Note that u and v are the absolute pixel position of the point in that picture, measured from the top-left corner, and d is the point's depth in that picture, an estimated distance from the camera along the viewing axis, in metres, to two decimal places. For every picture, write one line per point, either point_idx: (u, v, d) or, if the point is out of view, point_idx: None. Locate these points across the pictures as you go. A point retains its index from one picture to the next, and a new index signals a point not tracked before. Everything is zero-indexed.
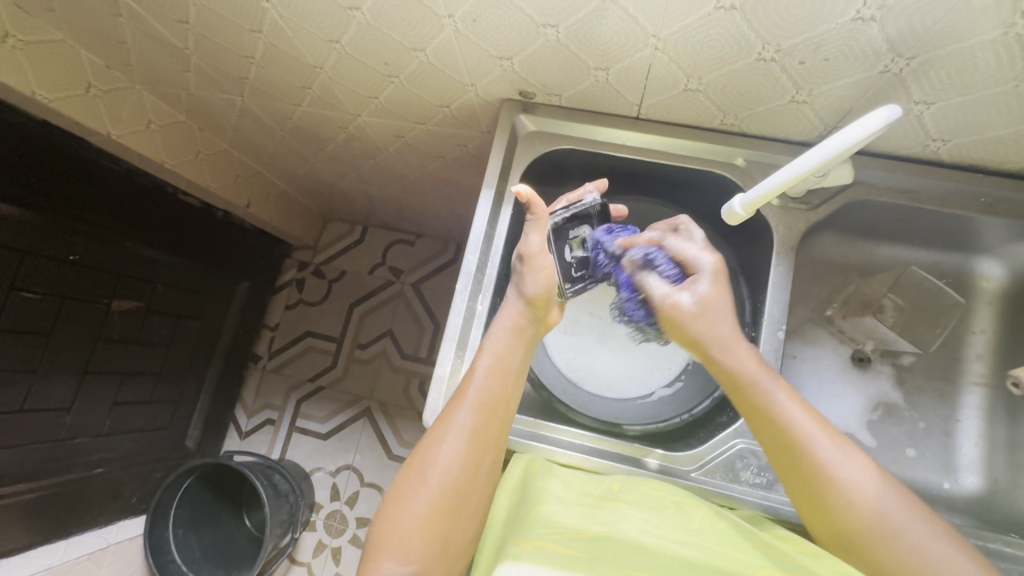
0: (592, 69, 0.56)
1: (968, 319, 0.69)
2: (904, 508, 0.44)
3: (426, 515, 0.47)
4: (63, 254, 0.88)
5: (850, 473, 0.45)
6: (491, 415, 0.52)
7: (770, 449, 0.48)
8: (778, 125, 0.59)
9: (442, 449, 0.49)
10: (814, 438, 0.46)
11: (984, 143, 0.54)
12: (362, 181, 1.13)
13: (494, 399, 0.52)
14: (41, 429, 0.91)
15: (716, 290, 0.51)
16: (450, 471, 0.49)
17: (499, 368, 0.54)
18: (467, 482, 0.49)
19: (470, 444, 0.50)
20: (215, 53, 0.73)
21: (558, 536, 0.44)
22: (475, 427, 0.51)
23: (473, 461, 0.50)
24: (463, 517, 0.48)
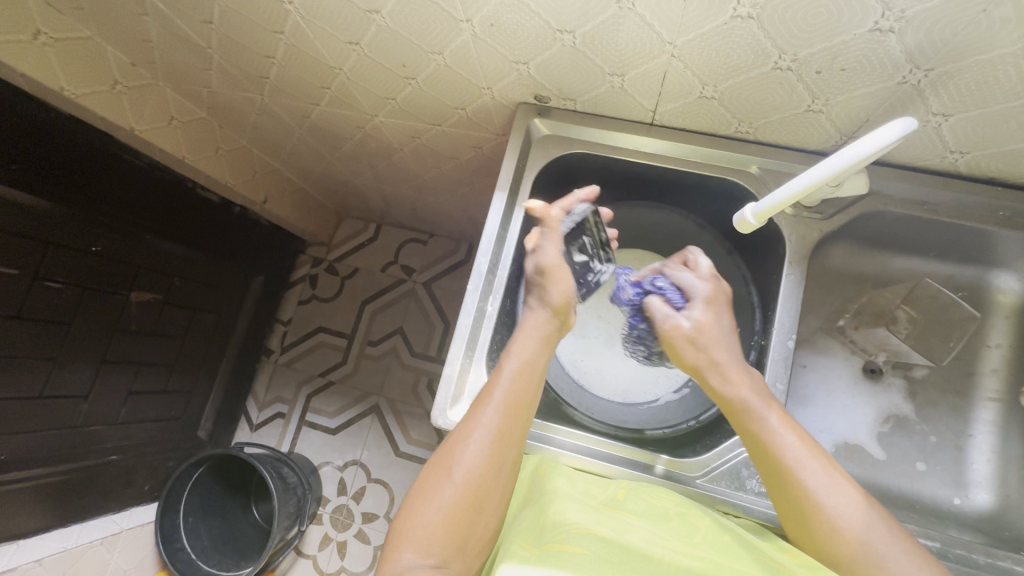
0: (607, 75, 0.57)
1: (984, 333, 0.68)
2: (883, 536, 0.45)
3: (449, 508, 0.47)
4: (86, 245, 0.90)
5: (835, 502, 0.46)
6: (516, 417, 0.52)
7: (768, 474, 0.50)
8: (792, 134, 0.59)
9: (466, 447, 0.50)
10: (808, 465, 0.48)
11: (1003, 155, 0.54)
12: (376, 180, 1.14)
13: (520, 401, 0.52)
14: (59, 415, 0.93)
15: (708, 316, 0.54)
16: (474, 468, 0.49)
17: (526, 372, 0.53)
18: (489, 479, 0.49)
19: (494, 443, 0.50)
20: (238, 53, 0.75)
21: (566, 535, 0.44)
22: (499, 428, 0.51)
23: (496, 461, 0.50)
24: (485, 513, 0.49)
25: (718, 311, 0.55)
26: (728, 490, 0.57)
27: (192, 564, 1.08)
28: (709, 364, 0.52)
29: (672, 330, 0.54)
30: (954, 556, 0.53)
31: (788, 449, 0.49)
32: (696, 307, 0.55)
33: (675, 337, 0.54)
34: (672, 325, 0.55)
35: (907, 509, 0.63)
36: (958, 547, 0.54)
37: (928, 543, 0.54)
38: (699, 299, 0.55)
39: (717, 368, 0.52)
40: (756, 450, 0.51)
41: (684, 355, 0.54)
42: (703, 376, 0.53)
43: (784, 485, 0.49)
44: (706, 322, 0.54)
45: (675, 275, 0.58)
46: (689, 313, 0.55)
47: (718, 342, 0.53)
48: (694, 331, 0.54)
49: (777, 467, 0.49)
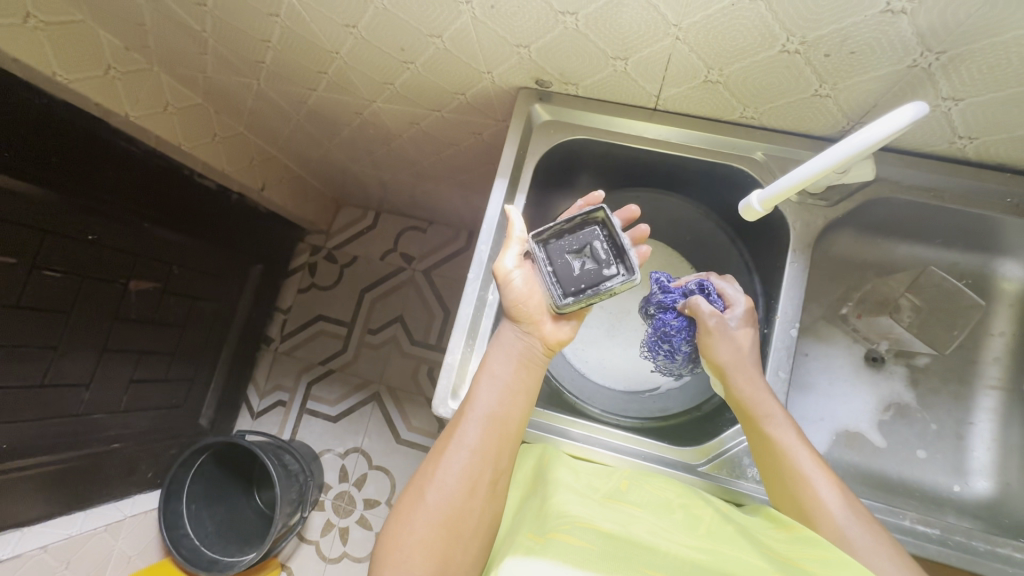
0: (610, 58, 0.55)
1: (987, 321, 0.68)
2: (863, 534, 0.46)
3: (427, 528, 0.47)
4: (83, 233, 0.90)
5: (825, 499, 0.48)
6: (495, 436, 0.52)
7: (780, 484, 0.51)
8: (798, 120, 0.58)
9: (442, 467, 0.51)
10: (815, 473, 0.50)
11: (1013, 141, 0.53)
12: (375, 166, 1.13)
13: (498, 421, 0.53)
14: (60, 403, 0.93)
15: (744, 324, 0.56)
16: (452, 487, 0.49)
17: (505, 392, 0.54)
18: (465, 498, 0.49)
19: (471, 462, 0.51)
20: (234, 37, 0.73)
21: (569, 526, 0.43)
22: (476, 447, 0.51)
23: (471, 480, 0.50)
24: (464, 535, 0.48)
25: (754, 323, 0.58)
26: (728, 478, 0.57)
27: (197, 551, 1.09)
28: (738, 363, 0.55)
29: (715, 326, 0.55)
30: (953, 543, 0.53)
31: (799, 458, 0.51)
32: (737, 312, 0.57)
33: (715, 332, 0.55)
34: (716, 322, 0.55)
35: (907, 496, 0.63)
36: (958, 534, 0.54)
37: (928, 530, 0.54)
38: (743, 306, 0.57)
39: (748, 366, 0.55)
40: (757, 448, 0.53)
41: (719, 350, 0.55)
42: (731, 371, 0.55)
43: (784, 482, 0.51)
44: (746, 329, 0.56)
45: (718, 284, 0.60)
46: (731, 315, 0.57)
47: (752, 347, 0.56)
48: (733, 331, 0.56)
49: (775, 463, 0.52)
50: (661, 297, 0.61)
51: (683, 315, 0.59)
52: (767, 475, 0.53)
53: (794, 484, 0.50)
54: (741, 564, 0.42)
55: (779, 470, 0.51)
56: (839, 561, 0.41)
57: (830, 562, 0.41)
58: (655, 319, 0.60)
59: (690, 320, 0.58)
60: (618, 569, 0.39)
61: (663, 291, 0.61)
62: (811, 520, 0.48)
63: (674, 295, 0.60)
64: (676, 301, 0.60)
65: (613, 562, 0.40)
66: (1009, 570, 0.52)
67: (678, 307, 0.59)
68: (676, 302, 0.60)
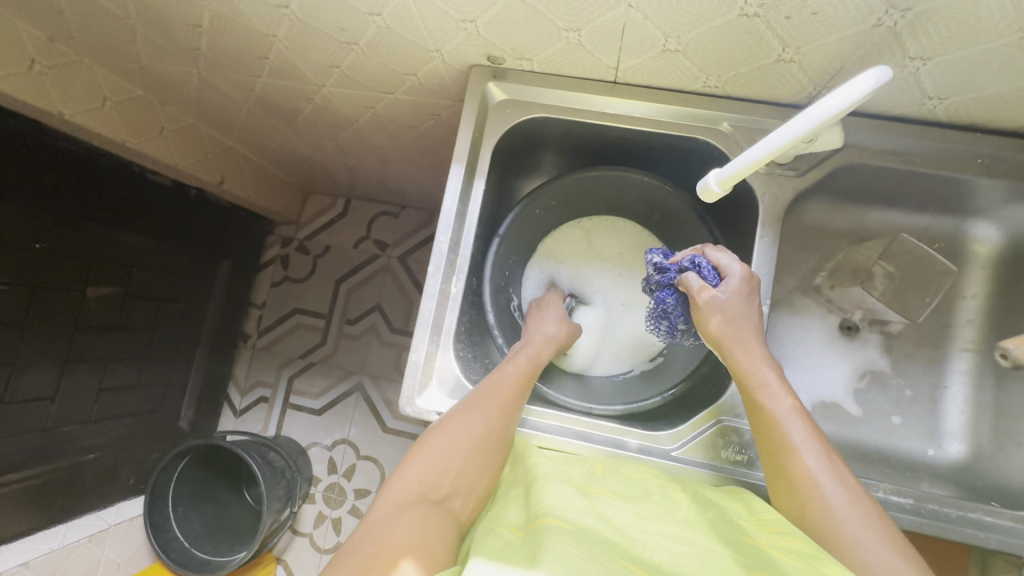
0: (562, 30, 0.52)
1: (960, 283, 0.67)
2: (850, 508, 0.45)
3: (453, 458, 0.51)
4: (29, 241, 0.85)
5: (814, 470, 0.46)
6: (509, 417, 0.55)
7: (776, 468, 0.49)
8: (763, 87, 0.55)
9: (473, 410, 0.54)
10: (812, 452, 0.47)
11: (984, 99, 0.50)
12: (338, 153, 1.08)
13: (515, 404, 0.56)
14: (24, 419, 0.90)
15: (741, 290, 0.52)
16: (463, 448, 0.52)
17: (523, 382, 0.57)
18: (493, 439, 0.53)
19: (500, 414, 0.54)
20: (162, 23, 0.68)
21: (559, 509, 0.43)
22: (505, 403, 0.55)
23: (497, 428, 0.54)
24: (484, 469, 0.52)
25: (753, 290, 0.53)
26: (705, 460, 0.56)
27: (186, 552, 1.09)
28: (735, 334, 0.51)
29: (706, 301, 0.52)
30: (927, 511, 0.53)
31: (794, 433, 0.48)
32: (732, 282, 0.53)
33: (706, 307, 0.52)
34: (707, 297, 0.52)
35: (883, 464, 0.63)
36: (931, 502, 0.54)
37: (901, 500, 0.54)
38: (739, 276, 0.53)
39: (745, 336, 0.51)
40: (752, 416, 0.51)
41: (711, 323, 0.52)
42: (728, 344, 0.51)
43: (775, 451, 0.49)
44: (742, 299, 0.52)
45: (716, 256, 0.55)
46: (724, 286, 0.52)
47: (748, 319, 0.52)
48: (730, 307, 0.52)
49: (768, 433, 0.49)
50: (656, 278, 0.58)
51: (680, 292, 0.56)
52: (761, 444, 0.50)
53: (782, 455, 0.48)
54: (714, 560, 0.41)
55: (771, 441, 0.49)
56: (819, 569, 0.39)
57: (810, 568, 0.39)
58: (654, 297, 0.59)
59: (685, 297, 0.56)
60: (595, 556, 0.38)
61: (658, 270, 0.58)
62: (797, 491, 0.47)
63: (671, 273, 0.57)
64: (672, 278, 0.57)
65: (592, 549, 0.38)
66: (982, 535, 0.52)
67: (674, 284, 0.56)
68: (672, 279, 0.57)
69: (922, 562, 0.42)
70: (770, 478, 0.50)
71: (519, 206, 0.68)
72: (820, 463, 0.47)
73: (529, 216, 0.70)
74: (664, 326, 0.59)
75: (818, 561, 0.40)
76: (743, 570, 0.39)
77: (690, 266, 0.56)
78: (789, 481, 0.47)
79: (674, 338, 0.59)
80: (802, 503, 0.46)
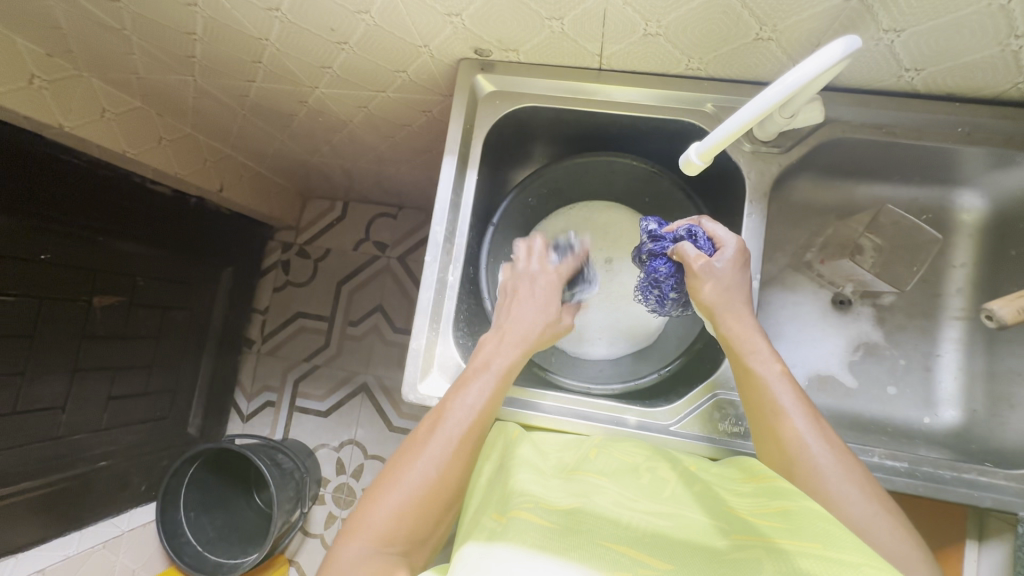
0: (545, 19, 0.53)
1: (948, 253, 0.68)
2: (835, 465, 0.46)
3: (407, 504, 0.47)
4: (34, 254, 0.87)
5: (801, 432, 0.48)
6: (467, 452, 0.50)
7: (763, 430, 0.50)
8: (743, 67, 0.57)
9: (429, 448, 0.49)
10: (797, 413, 0.48)
11: (959, 68, 0.52)
12: (334, 156, 1.09)
13: (474, 437, 0.51)
14: (36, 428, 0.91)
15: (736, 262, 0.54)
16: (413, 496, 0.47)
17: (483, 408, 0.52)
18: (453, 478, 0.49)
19: (458, 449, 0.50)
20: (157, 32, 0.69)
21: (533, 505, 0.44)
22: (463, 435, 0.50)
23: (456, 465, 0.49)
24: (443, 511, 0.49)
25: (746, 264, 0.54)
26: (702, 434, 0.58)
27: (200, 556, 1.10)
28: (727, 302, 0.53)
29: (701, 268, 0.53)
30: (921, 473, 0.54)
31: (780, 395, 0.50)
32: (728, 253, 0.54)
33: (700, 274, 0.53)
34: (702, 264, 0.53)
35: (881, 432, 0.64)
36: (926, 464, 0.55)
37: (896, 464, 0.55)
38: (733, 247, 0.54)
39: (737, 305, 0.53)
40: (742, 382, 0.52)
41: (707, 290, 0.53)
42: (720, 312, 0.53)
43: (764, 415, 0.50)
44: (738, 271, 0.53)
45: (710, 227, 0.56)
46: (720, 256, 0.54)
47: (741, 288, 0.54)
48: (723, 275, 0.53)
49: (757, 398, 0.51)
50: (650, 246, 0.59)
51: (673, 261, 0.57)
52: (750, 409, 0.52)
53: (771, 418, 0.49)
54: (696, 526, 0.42)
55: (760, 406, 0.50)
56: (799, 516, 0.40)
57: (793, 519, 0.40)
58: (647, 265, 0.59)
59: (678, 265, 0.57)
60: (576, 543, 0.39)
61: (652, 239, 0.59)
62: (785, 450, 0.48)
63: (665, 242, 0.58)
64: (667, 248, 0.58)
65: (572, 538, 0.40)
66: (976, 494, 0.53)
67: (668, 253, 0.57)
68: (666, 248, 0.57)
69: (901, 516, 0.44)
70: (758, 442, 0.51)
71: (512, 193, 0.71)
72: (807, 424, 0.48)
73: (521, 204, 0.72)
74: (655, 296, 0.60)
75: (801, 503, 0.41)
76: (723, 533, 0.41)
77: (683, 235, 0.57)
78: (776, 441, 0.48)
79: (665, 308, 0.60)
80: (790, 461, 0.47)
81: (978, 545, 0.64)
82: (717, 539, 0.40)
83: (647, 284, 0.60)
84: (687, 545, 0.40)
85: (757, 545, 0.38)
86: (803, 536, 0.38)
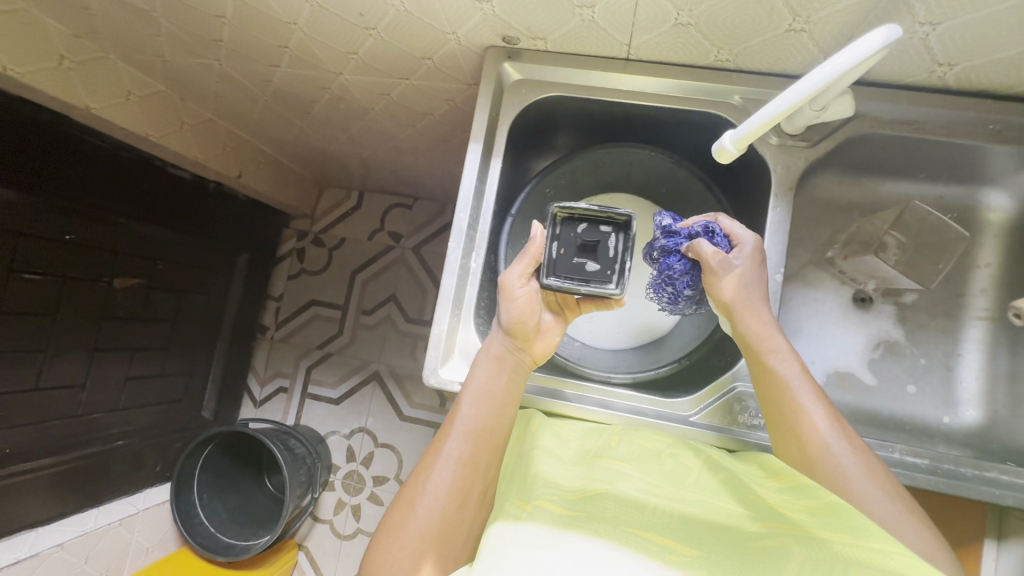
0: (575, 7, 0.53)
1: (974, 253, 0.68)
2: (857, 466, 0.46)
3: (418, 538, 0.47)
4: (59, 233, 0.88)
5: (823, 432, 0.48)
6: (472, 469, 0.51)
7: (781, 430, 0.50)
8: (774, 59, 0.56)
9: (432, 477, 0.50)
10: (819, 414, 0.49)
11: (993, 64, 0.51)
12: (353, 144, 1.10)
13: (473, 458, 0.51)
14: (57, 405, 0.93)
15: (751, 261, 0.54)
16: (423, 528, 0.47)
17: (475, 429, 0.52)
18: (461, 503, 0.49)
19: (460, 473, 0.50)
20: (184, 15, 0.70)
21: (556, 497, 0.44)
22: (464, 458, 0.51)
23: (462, 489, 0.50)
24: (458, 538, 0.48)
25: (763, 263, 0.55)
26: (722, 425, 0.58)
27: (213, 537, 1.11)
28: (745, 299, 0.53)
29: (720, 265, 0.53)
30: (941, 471, 0.54)
31: (801, 397, 0.50)
32: (745, 252, 0.54)
33: (719, 270, 0.53)
34: (720, 261, 0.53)
35: (899, 431, 0.64)
36: (946, 463, 0.54)
37: (917, 460, 0.55)
38: (752, 244, 0.55)
39: (755, 303, 0.53)
40: (758, 381, 0.53)
41: (725, 287, 0.53)
42: (739, 309, 0.53)
43: (782, 414, 0.50)
44: (754, 269, 0.54)
45: (727, 226, 0.57)
46: (738, 254, 0.54)
47: (759, 285, 0.54)
48: (741, 272, 0.53)
49: (774, 396, 0.51)
50: (664, 242, 0.57)
51: (687, 258, 0.56)
52: (765, 407, 0.52)
53: (790, 415, 0.49)
54: (722, 512, 0.43)
55: (777, 403, 0.50)
56: (825, 507, 0.40)
57: (820, 510, 0.40)
58: (659, 263, 0.57)
59: (693, 263, 0.56)
60: (603, 529, 0.40)
61: (666, 235, 0.57)
62: (805, 450, 0.48)
63: (679, 238, 0.57)
64: (681, 244, 0.56)
65: (597, 524, 0.40)
66: (998, 493, 0.53)
67: (682, 250, 0.56)
68: (681, 244, 0.56)
69: (925, 517, 0.44)
70: (773, 441, 0.51)
71: (531, 182, 0.71)
72: (830, 427, 0.48)
73: (540, 194, 0.72)
74: (668, 292, 0.58)
75: (821, 492, 0.42)
76: (753, 520, 0.41)
77: (700, 231, 0.56)
78: (796, 440, 0.49)
79: (676, 306, 0.59)
80: (810, 459, 0.48)
81: (997, 545, 0.64)
82: (749, 523, 0.41)
83: (660, 281, 0.58)
84: (717, 528, 0.41)
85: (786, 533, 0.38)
86: (831, 526, 0.38)
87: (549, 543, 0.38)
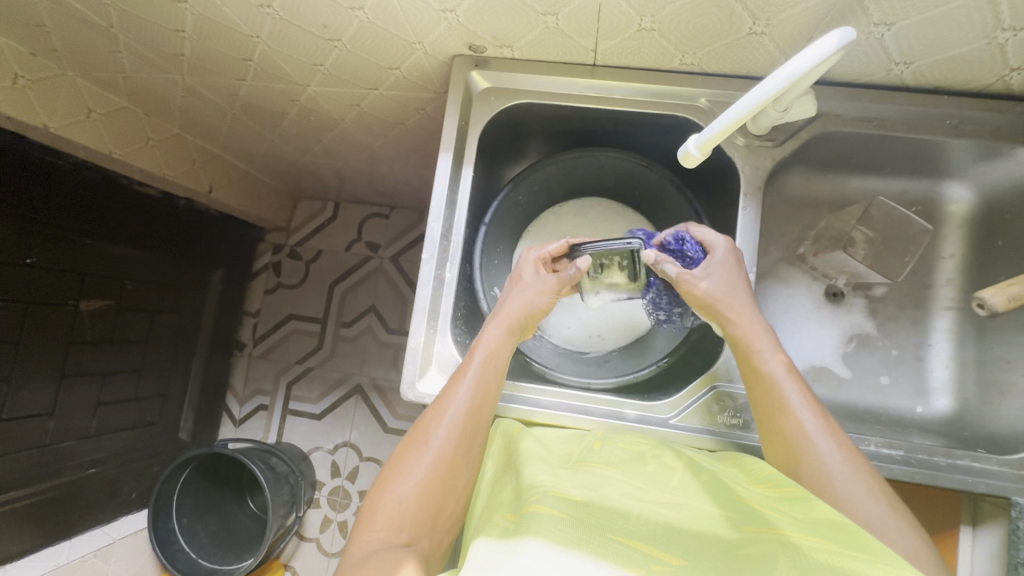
0: (540, 15, 0.53)
1: (938, 244, 0.69)
2: (842, 464, 0.46)
3: (420, 488, 0.47)
4: (19, 257, 0.85)
5: (809, 431, 0.48)
6: (471, 431, 0.52)
7: (770, 429, 0.50)
8: (737, 62, 0.57)
9: (434, 434, 0.50)
10: (807, 412, 0.49)
11: (947, 62, 0.53)
12: (326, 156, 1.09)
13: (474, 419, 0.52)
14: (23, 437, 0.89)
15: (725, 264, 0.55)
16: (423, 483, 0.48)
17: (480, 392, 0.53)
18: (459, 459, 0.50)
19: (462, 432, 0.51)
20: (142, 29, 0.68)
21: (543, 497, 0.43)
22: (465, 419, 0.52)
23: (462, 446, 0.51)
24: (454, 492, 0.49)
25: (735, 262, 0.56)
26: (702, 426, 0.58)
27: (194, 563, 1.07)
28: (725, 297, 0.54)
29: (682, 277, 0.55)
30: (917, 461, 0.55)
31: (791, 397, 0.50)
32: (716, 256, 0.55)
33: (686, 281, 0.55)
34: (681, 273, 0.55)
35: (875, 422, 0.65)
36: (921, 452, 0.55)
37: (892, 452, 0.56)
38: (722, 248, 0.56)
39: (737, 300, 0.54)
40: (748, 379, 0.53)
41: (697, 293, 0.54)
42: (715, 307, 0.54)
43: (773, 414, 0.50)
44: (727, 269, 0.55)
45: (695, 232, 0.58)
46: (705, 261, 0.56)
47: (739, 284, 0.55)
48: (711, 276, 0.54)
49: (765, 397, 0.51)
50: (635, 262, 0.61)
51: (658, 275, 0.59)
52: (755, 406, 0.52)
53: (778, 416, 0.50)
54: (704, 517, 0.43)
55: (767, 403, 0.51)
56: (810, 518, 0.40)
57: (802, 517, 0.40)
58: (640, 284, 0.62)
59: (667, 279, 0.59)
60: (586, 538, 0.39)
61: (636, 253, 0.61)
62: (793, 448, 0.48)
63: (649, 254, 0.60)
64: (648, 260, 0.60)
65: (583, 531, 0.40)
66: (971, 480, 0.54)
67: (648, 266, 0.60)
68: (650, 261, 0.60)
69: (907, 510, 0.45)
70: (762, 439, 0.52)
71: (503, 192, 0.70)
72: (817, 427, 0.48)
73: (514, 201, 0.71)
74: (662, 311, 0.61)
75: (809, 506, 0.41)
76: (735, 526, 0.41)
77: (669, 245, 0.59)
78: (783, 440, 0.49)
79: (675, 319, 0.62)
80: (796, 459, 0.48)
81: (973, 531, 0.65)
82: (729, 531, 0.41)
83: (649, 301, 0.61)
84: (701, 537, 0.40)
85: (769, 537, 0.38)
86: (813, 531, 0.38)
87: (532, 548, 0.37)
